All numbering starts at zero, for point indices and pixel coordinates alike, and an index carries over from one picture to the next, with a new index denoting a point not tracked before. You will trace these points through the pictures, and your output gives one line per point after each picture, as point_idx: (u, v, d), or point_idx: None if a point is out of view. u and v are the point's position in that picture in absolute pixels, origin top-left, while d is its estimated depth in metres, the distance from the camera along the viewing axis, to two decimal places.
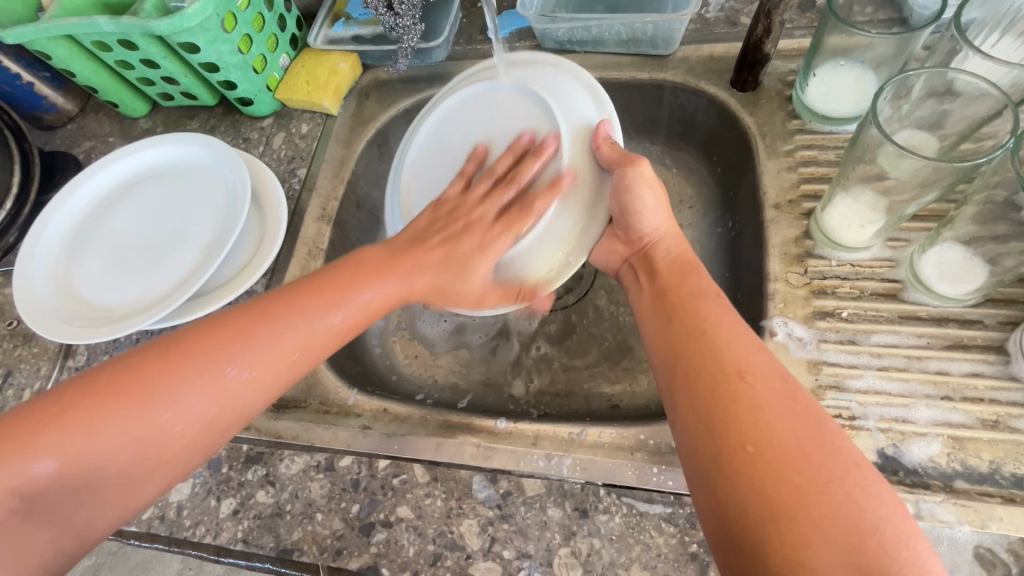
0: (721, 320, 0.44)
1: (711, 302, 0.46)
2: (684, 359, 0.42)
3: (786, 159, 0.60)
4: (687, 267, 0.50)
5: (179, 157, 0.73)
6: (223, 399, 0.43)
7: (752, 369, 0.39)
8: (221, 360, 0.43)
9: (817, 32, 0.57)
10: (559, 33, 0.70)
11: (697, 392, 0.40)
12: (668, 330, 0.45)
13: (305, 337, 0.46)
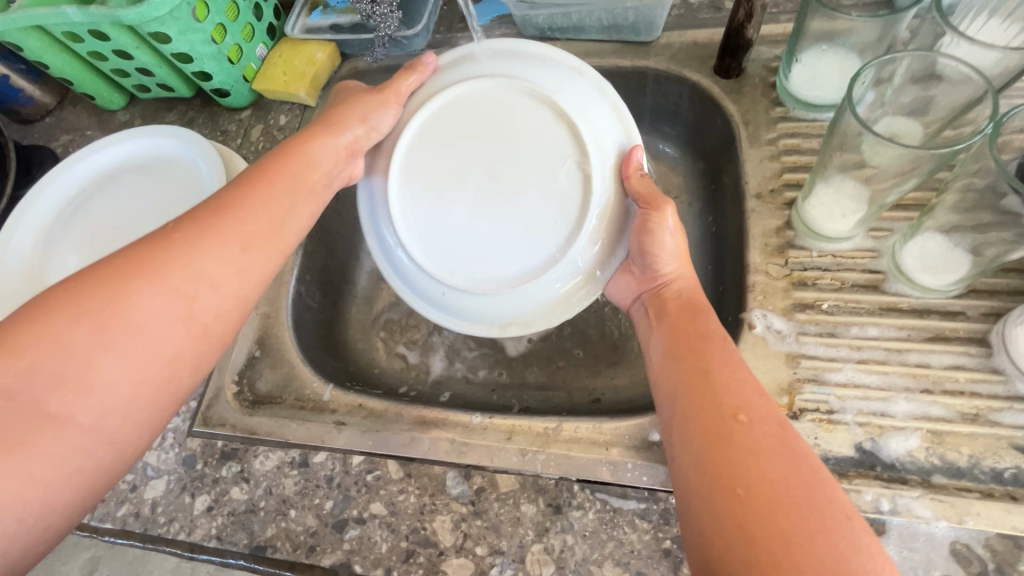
0: (725, 361, 0.42)
1: (718, 345, 0.44)
2: (684, 396, 0.41)
3: (768, 148, 0.59)
4: (695, 309, 0.49)
5: (156, 150, 0.72)
6: (211, 271, 0.40)
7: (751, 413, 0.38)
8: (189, 237, 0.41)
9: (800, 17, 0.56)
10: (540, 20, 0.69)
11: (695, 431, 0.39)
12: (670, 367, 0.44)
13: (274, 207, 0.45)
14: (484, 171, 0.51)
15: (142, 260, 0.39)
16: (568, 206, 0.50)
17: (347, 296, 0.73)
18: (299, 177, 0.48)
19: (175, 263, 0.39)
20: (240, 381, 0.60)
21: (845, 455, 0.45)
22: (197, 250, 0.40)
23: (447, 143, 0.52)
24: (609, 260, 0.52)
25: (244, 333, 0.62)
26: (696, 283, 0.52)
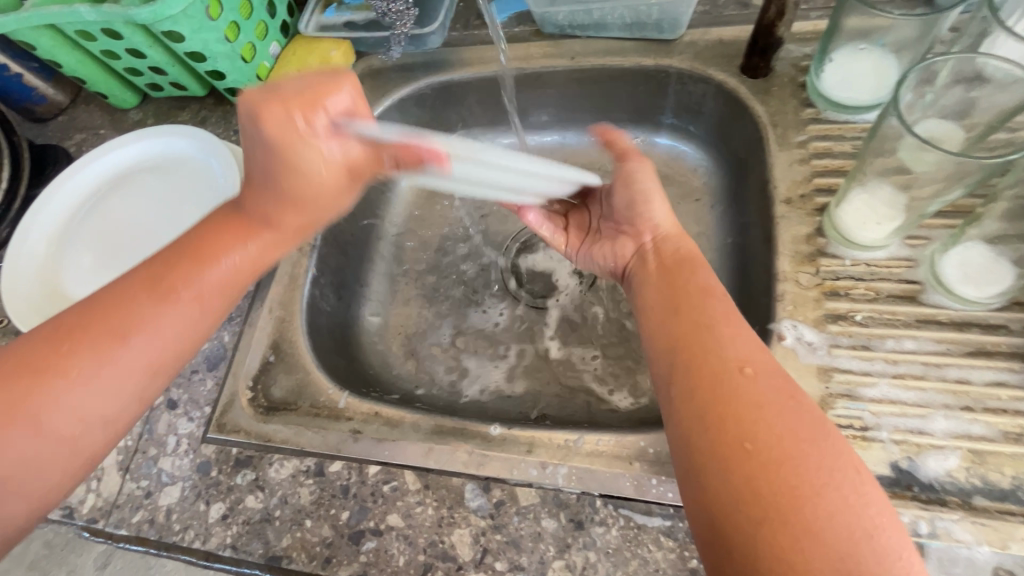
0: (725, 315, 0.41)
1: (719, 301, 0.43)
2: (684, 351, 0.40)
3: (798, 151, 0.57)
4: (688, 257, 0.48)
5: (170, 150, 0.71)
6: (83, 407, 0.40)
7: (755, 367, 0.37)
8: (68, 371, 0.40)
9: (834, 14, 0.54)
10: (560, 17, 0.67)
11: (697, 387, 0.38)
12: (668, 322, 0.43)
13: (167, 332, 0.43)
14: None
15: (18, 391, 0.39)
16: None
17: (361, 299, 0.72)
18: (196, 292, 0.45)
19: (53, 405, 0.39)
20: (255, 387, 0.59)
21: (881, 474, 0.43)
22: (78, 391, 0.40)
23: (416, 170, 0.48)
24: None
25: (258, 338, 0.61)
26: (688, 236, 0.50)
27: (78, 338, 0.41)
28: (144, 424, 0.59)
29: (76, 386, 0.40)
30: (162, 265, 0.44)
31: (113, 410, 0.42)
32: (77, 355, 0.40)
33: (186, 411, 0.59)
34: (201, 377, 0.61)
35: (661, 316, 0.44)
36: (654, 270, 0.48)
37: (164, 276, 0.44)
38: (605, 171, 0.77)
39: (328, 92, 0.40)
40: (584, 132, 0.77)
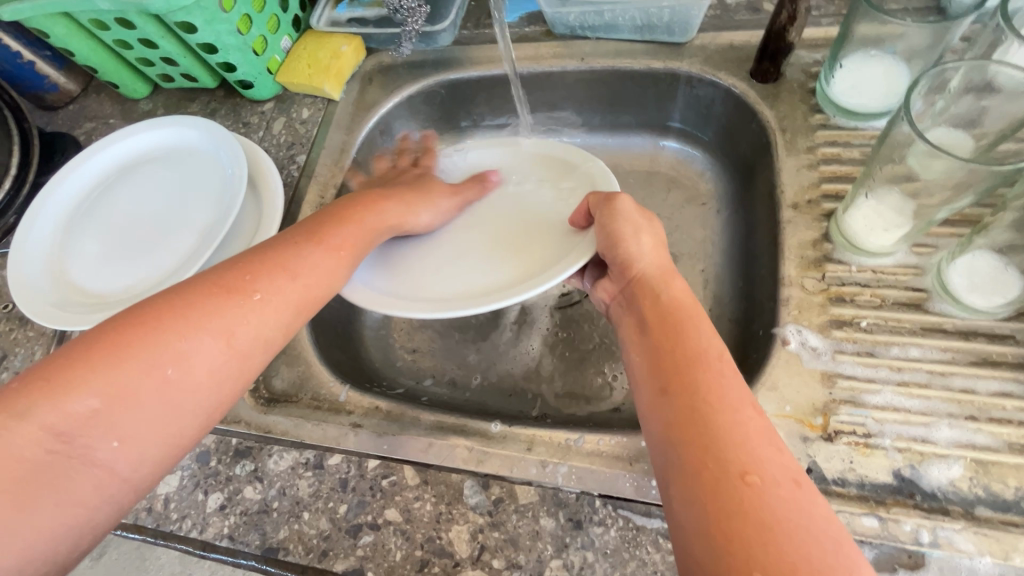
0: (728, 396, 0.37)
1: (716, 372, 0.38)
2: (679, 444, 0.35)
3: (807, 157, 0.56)
4: (681, 315, 0.43)
5: (178, 140, 0.71)
6: (237, 330, 0.42)
7: (761, 473, 0.32)
8: (246, 289, 0.43)
9: (846, 20, 0.54)
10: (570, 18, 0.67)
11: (698, 495, 0.33)
12: (664, 402, 0.38)
13: (313, 280, 0.47)
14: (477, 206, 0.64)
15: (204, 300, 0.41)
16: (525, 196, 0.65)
17: None
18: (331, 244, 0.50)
19: (227, 320, 0.41)
20: (256, 378, 0.59)
21: (882, 482, 0.43)
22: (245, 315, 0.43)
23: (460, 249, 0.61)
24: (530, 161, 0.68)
25: None
26: (676, 274, 0.48)
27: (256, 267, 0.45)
28: None
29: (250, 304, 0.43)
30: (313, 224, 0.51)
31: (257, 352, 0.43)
32: (253, 277, 0.44)
33: None
34: None
35: (655, 393, 0.39)
36: (643, 332, 0.44)
37: (315, 228, 0.51)
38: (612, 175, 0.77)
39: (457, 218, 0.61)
40: (592, 136, 0.78)
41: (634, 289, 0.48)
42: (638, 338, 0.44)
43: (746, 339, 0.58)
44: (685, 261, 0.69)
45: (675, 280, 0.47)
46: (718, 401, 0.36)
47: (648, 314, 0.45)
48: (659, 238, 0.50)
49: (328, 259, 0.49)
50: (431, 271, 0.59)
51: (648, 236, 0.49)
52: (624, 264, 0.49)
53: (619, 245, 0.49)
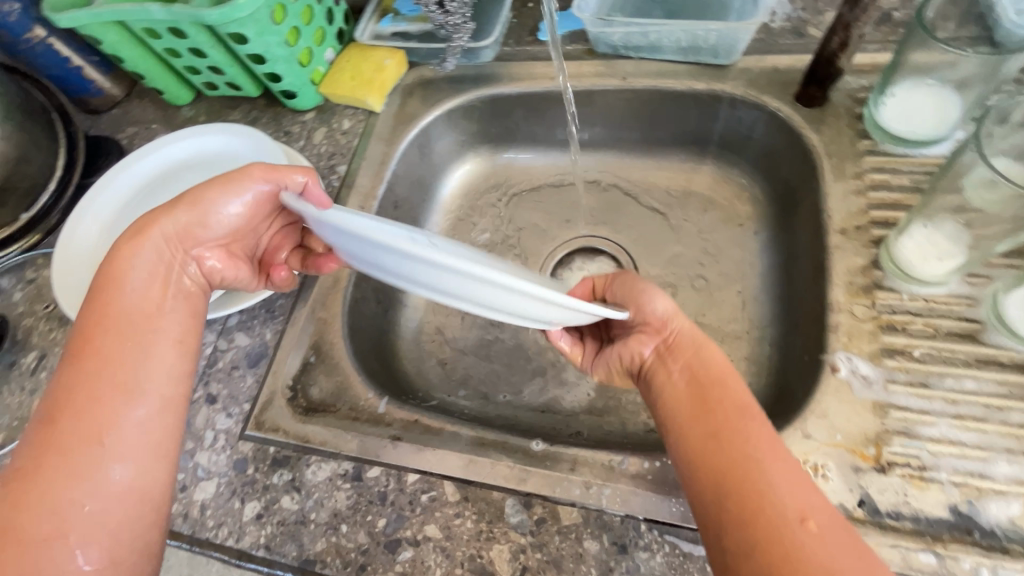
0: (771, 445, 0.39)
1: (760, 423, 0.40)
2: (731, 491, 0.37)
3: (854, 182, 0.56)
4: (717, 368, 0.44)
5: (222, 147, 0.72)
6: (131, 435, 0.43)
7: (818, 520, 0.34)
8: (127, 374, 0.44)
9: (898, 48, 0.54)
10: (614, 38, 0.68)
11: (759, 544, 0.34)
12: (711, 449, 0.39)
13: (153, 369, 0.45)
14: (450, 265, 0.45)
15: (42, 468, 0.40)
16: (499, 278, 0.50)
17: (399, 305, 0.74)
18: (146, 319, 0.46)
19: (84, 463, 0.41)
20: (295, 387, 0.59)
21: (939, 517, 0.42)
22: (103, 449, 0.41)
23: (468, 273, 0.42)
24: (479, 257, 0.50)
25: (301, 339, 0.61)
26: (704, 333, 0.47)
27: (67, 410, 0.41)
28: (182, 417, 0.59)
29: (101, 434, 0.42)
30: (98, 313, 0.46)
31: (123, 466, 0.41)
32: (73, 419, 0.41)
33: (225, 407, 0.59)
34: (241, 373, 0.61)
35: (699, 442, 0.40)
36: (681, 380, 0.45)
37: (107, 322, 0.45)
38: (649, 194, 0.77)
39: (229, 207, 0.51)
40: (628, 155, 0.78)
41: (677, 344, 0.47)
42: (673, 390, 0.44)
43: (790, 364, 0.58)
44: (722, 283, 0.69)
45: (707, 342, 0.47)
46: (766, 450, 0.38)
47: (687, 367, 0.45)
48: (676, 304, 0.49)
49: (158, 342, 0.46)
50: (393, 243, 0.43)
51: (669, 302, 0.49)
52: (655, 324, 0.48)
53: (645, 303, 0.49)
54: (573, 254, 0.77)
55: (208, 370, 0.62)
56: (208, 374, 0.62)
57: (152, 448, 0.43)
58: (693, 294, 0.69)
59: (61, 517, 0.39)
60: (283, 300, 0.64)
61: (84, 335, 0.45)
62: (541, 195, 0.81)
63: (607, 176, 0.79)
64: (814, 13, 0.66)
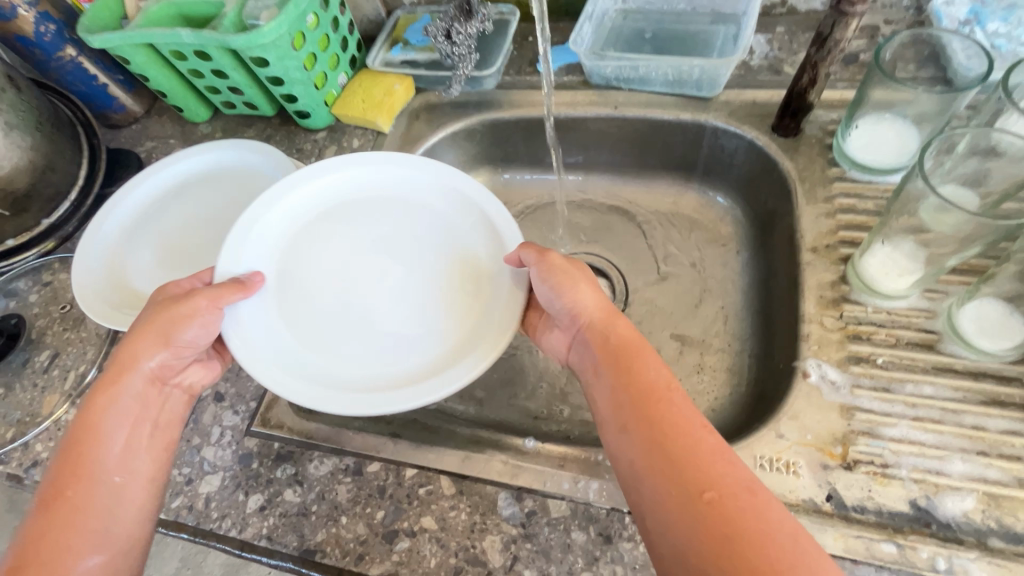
0: (680, 425, 0.42)
1: (668, 402, 0.43)
2: (649, 477, 0.40)
3: (824, 205, 0.61)
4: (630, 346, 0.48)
5: (238, 163, 0.76)
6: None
7: (722, 492, 0.37)
8: (93, 516, 0.45)
9: (861, 86, 0.60)
10: (607, 70, 0.74)
11: (671, 524, 0.38)
12: (626, 436, 0.43)
13: (120, 511, 0.46)
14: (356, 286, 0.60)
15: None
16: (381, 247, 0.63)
17: None
18: (119, 462, 0.48)
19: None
20: None
21: (900, 510, 0.45)
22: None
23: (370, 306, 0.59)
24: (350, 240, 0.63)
25: None
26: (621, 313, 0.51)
27: (36, 560, 0.42)
28: (190, 413, 0.62)
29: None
30: (67, 463, 0.46)
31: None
32: (42, 568, 0.42)
33: (232, 404, 0.62)
34: (248, 373, 0.64)
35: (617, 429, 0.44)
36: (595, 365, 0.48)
37: (77, 470, 0.46)
38: (638, 214, 0.82)
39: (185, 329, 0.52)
40: (619, 178, 0.84)
41: (599, 321, 0.50)
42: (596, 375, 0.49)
43: (767, 373, 0.61)
44: (707, 298, 0.74)
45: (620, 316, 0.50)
46: (674, 432, 0.41)
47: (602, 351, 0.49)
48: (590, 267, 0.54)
49: (131, 480, 0.48)
50: (324, 310, 0.59)
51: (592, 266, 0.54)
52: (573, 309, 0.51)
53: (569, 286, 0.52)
54: None
55: None
56: None
57: None
58: (679, 309, 0.74)
59: None
60: None
61: (56, 479, 0.46)
62: (536, 214, 0.86)
63: (598, 198, 0.85)
64: (789, 52, 0.73)
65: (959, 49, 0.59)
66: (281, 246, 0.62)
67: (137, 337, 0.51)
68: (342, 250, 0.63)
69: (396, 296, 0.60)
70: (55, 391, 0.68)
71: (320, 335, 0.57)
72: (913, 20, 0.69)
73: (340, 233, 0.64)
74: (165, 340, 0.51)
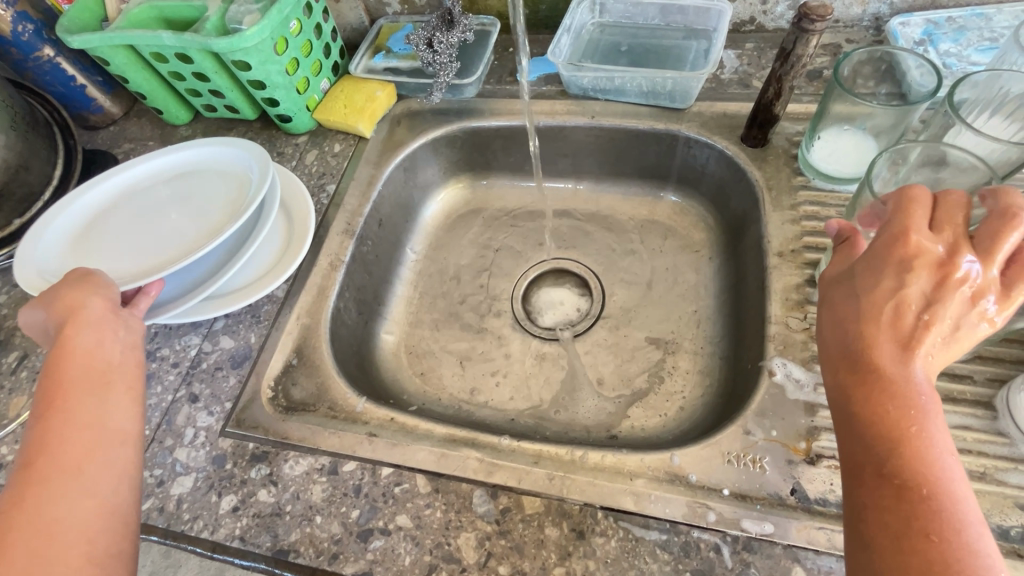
0: (938, 521, 0.34)
1: (922, 427, 0.37)
2: (879, 497, 0.36)
3: (790, 212, 0.64)
4: (931, 394, 0.38)
5: (183, 158, 0.71)
6: (104, 464, 0.43)
7: (952, 540, 0.33)
8: (86, 413, 0.45)
9: (824, 98, 0.62)
10: (584, 81, 0.76)
11: (895, 552, 0.34)
12: (860, 491, 0.37)
13: (109, 412, 0.46)
14: (168, 217, 0.66)
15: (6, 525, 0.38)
16: (174, 188, 0.69)
17: (378, 317, 0.78)
18: (100, 372, 0.47)
19: (55, 498, 0.40)
20: (276, 387, 0.62)
21: None
22: (73, 493, 0.41)
23: (190, 217, 0.65)
24: (142, 194, 0.68)
25: (285, 343, 0.65)
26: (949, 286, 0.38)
27: (42, 457, 0.42)
28: (163, 415, 0.62)
29: (73, 475, 0.42)
30: (51, 385, 0.46)
31: (94, 494, 0.42)
32: (47, 463, 0.42)
33: (207, 405, 0.62)
34: (224, 374, 0.64)
35: (850, 469, 0.38)
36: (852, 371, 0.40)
37: (59, 387, 0.46)
38: (614, 221, 0.84)
39: (94, 282, 0.52)
40: (597, 185, 0.86)
41: (910, 339, 0.38)
42: (840, 391, 0.40)
43: (737, 373, 0.64)
44: (680, 302, 0.76)
45: (968, 325, 0.39)
46: (926, 530, 0.34)
47: (871, 380, 0.39)
48: (954, 252, 0.39)
49: (117, 387, 0.48)
50: (145, 244, 0.63)
51: (967, 253, 0.38)
52: (858, 314, 0.41)
53: (878, 284, 0.40)
54: (545, 275, 0.83)
55: (192, 371, 0.64)
56: (191, 374, 0.64)
57: (115, 473, 0.44)
58: (654, 314, 0.76)
59: (45, 546, 0.38)
60: (269, 308, 0.68)
61: (43, 399, 0.45)
62: (516, 220, 0.87)
63: (576, 205, 0.87)
64: (757, 67, 0.76)
65: (914, 66, 0.61)
66: (86, 230, 0.65)
67: (61, 289, 0.51)
68: (139, 209, 0.67)
69: (201, 207, 0.66)
70: (22, 394, 0.66)
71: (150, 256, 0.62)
72: (873, 39, 0.73)
73: (135, 198, 0.68)
74: (90, 288, 0.51)
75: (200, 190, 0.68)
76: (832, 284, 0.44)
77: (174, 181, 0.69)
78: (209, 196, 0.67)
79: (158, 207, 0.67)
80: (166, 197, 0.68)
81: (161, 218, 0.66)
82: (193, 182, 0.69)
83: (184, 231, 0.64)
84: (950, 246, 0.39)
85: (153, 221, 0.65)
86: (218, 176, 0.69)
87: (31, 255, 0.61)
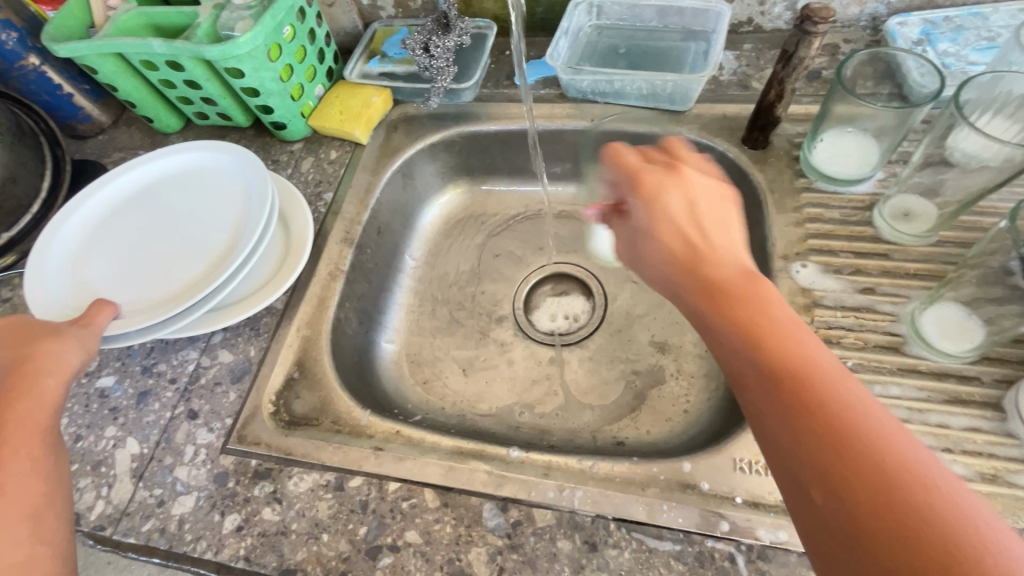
0: (818, 393, 0.33)
1: (765, 308, 0.38)
2: (769, 398, 0.35)
3: (794, 215, 0.64)
4: (745, 274, 0.40)
5: (175, 167, 0.70)
6: (57, 512, 0.44)
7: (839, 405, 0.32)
8: (39, 459, 0.45)
9: (825, 100, 0.62)
10: (582, 85, 0.75)
11: (803, 444, 0.32)
12: (751, 399, 0.36)
13: (55, 462, 0.46)
14: (164, 233, 0.65)
15: None
16: (166, 200, 0.68)
17: (379, 326, 0.77)
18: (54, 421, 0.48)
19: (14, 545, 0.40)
20: (277, 402, 0.61)
21: None
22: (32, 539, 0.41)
23: (188, 230, 0.65)
24: (133, 207, 0.67)
25: (286, 355, 0.64)
26: (687, 185, 0.44)
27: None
28: (162, 432, 0.60)
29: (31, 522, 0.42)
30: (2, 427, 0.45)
31: (49, 540, 0.42)
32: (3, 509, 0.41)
33: (207, 421, 0.60)
34: (223, 389, 0.62)
35: (733, 382, 0.38)
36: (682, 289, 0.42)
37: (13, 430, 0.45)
38: None
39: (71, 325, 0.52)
40: None
41: (701, 237, 0.42)
42: (692, 312, 0.41)
43: None
44: None
45: (720, 206, 0.44)
46: (813, 405, 0.33)
47: (702, 288, 0.40)
48: (679, 167, 0.46)
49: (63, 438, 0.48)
50: (147, 260, 0.63)
51: (682, 163, 0.46)
52: (659, 243, 0.44)
53: (653, 212, 0.44)
54: (546, 279, 0.83)
55: (190, 387, 0.63)
56: (190, 390, 0.63)
57: (65, 521, 0.44)
58: (657, 317, 0.75)
59: None
60: (269, 320, 0.67)
61: None
62: (515, 225, 0.86)
63: (576, 208, 0.86)
64: (756, 68, 0.76)
65: (914, 67, 0.61)
66: (81, 247, 0.64)
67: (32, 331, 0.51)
68: (135, 223, 0.66)
69: (195, 218, 0.65)
70: None
71: (157, 273, 0.62)
72: (870, 39, 0.73)
73: (127, 212, 0.67)
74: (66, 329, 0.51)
75: (193, 201, 0.67)
76: (626, 243, 0.48)
77: (162, 193, 0.68)
78: (203, 205, 0.66)
79: (156, 221, 0.66)
80: (160, 210, 0.67)
81: (161, 233, 0.65)
82: (187, 192, 0.68)
83: (188, 246, 0.63)
84: (670, 163, 0.46)
85: (153, 237, 0.65)
86: (205, 183, 0.68)
87: (35, 277, 0.59)
